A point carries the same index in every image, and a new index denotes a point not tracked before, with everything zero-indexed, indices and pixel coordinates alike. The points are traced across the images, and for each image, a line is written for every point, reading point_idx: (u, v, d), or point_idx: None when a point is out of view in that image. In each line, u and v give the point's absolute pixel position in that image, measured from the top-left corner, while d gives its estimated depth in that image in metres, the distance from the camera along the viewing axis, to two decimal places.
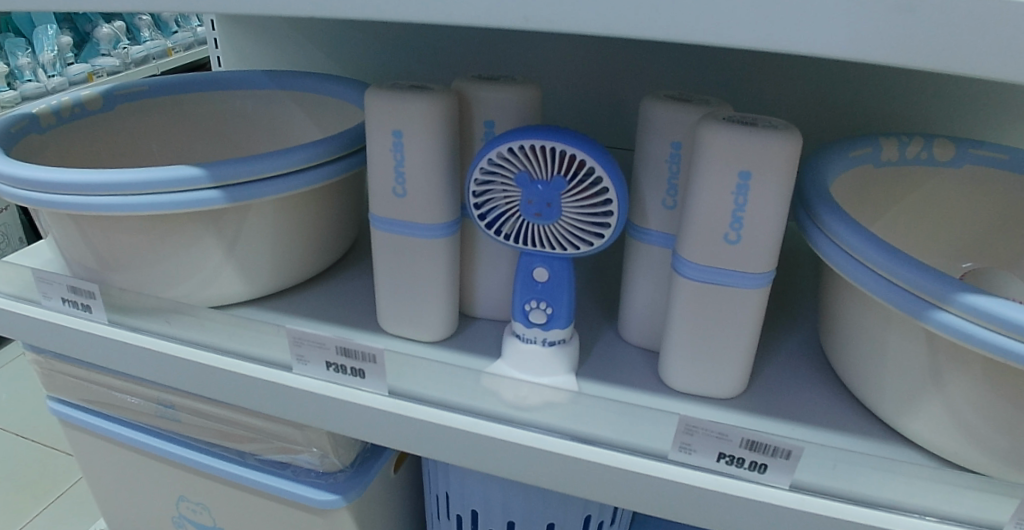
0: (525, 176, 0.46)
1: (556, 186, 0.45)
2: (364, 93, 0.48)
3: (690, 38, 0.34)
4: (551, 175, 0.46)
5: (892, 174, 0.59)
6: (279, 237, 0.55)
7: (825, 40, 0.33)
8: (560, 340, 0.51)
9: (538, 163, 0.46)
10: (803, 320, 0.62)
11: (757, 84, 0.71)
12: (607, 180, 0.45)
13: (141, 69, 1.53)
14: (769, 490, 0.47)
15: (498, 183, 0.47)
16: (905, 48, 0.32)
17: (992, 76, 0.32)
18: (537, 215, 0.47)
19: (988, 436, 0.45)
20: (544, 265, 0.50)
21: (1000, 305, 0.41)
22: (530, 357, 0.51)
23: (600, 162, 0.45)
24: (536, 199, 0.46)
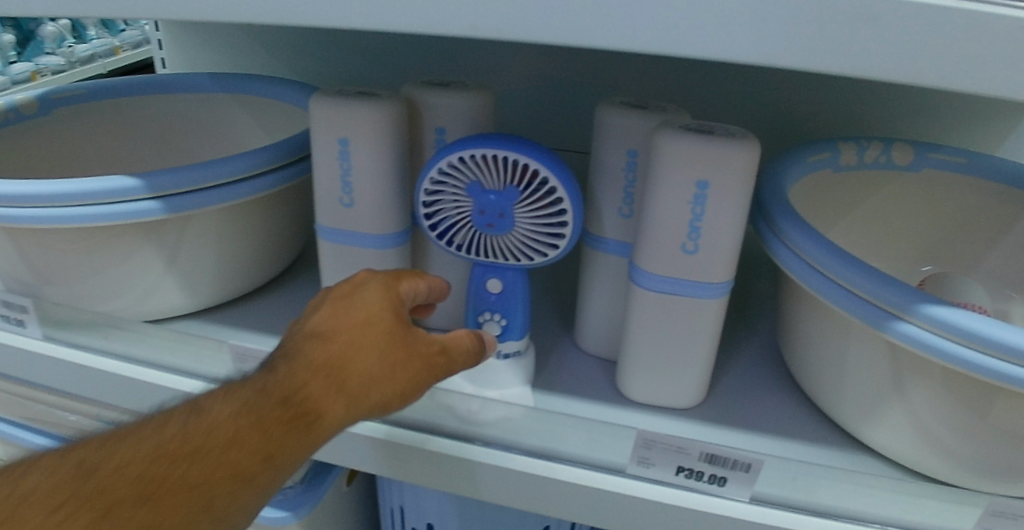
0: (477, 186, 0.45)
1: (509, 196, 0.44)
2: (309, 100, 0.46)
3: (645, 47, 0.33)
4: (505, 184, 0.44)
5: (852, 179, 0.59)
6: (222, 247, 0.53)
7: (783, 50, 0.32)
8: (514, 351, 0.51)
9: (491, 173, 0.44)
10: (762, 327, 0.62)
11: (717, 88, 0.70)
12: (562, 190, 0.44)
13: (87, 68, 1.48)
14: (728, 503, 0.47)
15: (449, 193, 0.46)
16: (864, 58, 0.32)
17: (950, 88, 0.32)
18: (490, 226, 0.46)
19: (945, 444, 0.45)
20: (498, 276, 0.49)
21: (962, 316, 0.41)
22: (484, 369, 0.50)
23: (553, 171, 0.43)
24: (489, 209, 0.45)
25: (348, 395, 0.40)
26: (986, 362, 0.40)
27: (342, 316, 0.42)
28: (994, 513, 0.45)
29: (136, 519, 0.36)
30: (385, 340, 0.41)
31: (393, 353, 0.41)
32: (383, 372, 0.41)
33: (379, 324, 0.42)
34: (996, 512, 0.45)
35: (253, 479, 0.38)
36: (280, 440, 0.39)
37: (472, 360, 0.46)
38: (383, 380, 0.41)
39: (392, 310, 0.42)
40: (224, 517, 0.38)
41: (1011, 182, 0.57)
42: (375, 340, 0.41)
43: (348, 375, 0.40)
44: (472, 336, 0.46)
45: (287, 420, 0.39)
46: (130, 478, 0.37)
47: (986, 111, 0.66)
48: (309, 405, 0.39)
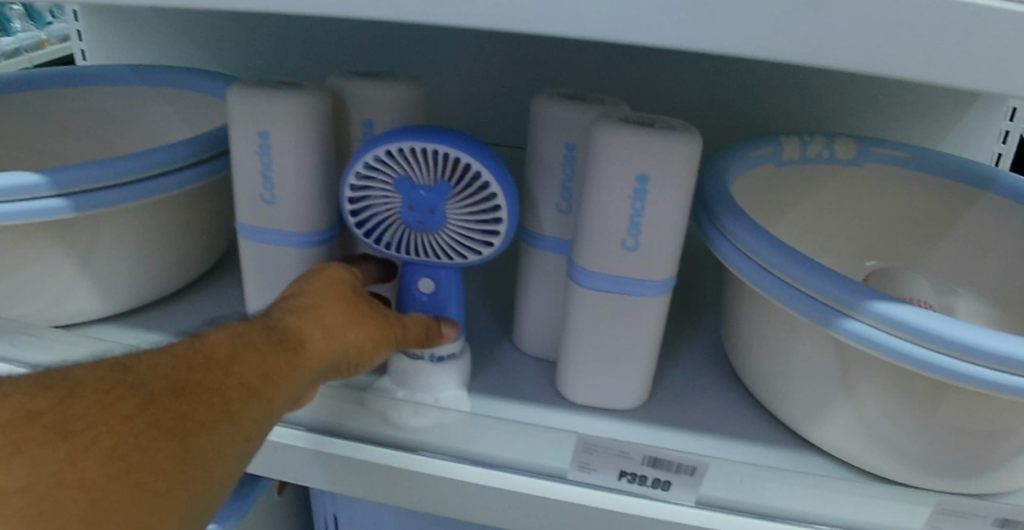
0: (406, 181, 0.42)
1: (439, 192, 0.42)
2: (226, 91, 0.44)
3: (579, 33, 0.31)
4: (435, 180, 0.42)
5: (796, 173, 0.58)
6: (139, 248, 0.50)
7: (722, 37, 0.31)
8: (449, 354, 0.48)
9: (421, 168, 0.42)
10: (706, 325, 0.61)
11: (661, 82, 0.69)
12: (496, 185, 0.42)
13: (11, 62, 1.40)
14: (673, 508, 0.45)
15: (377, 189, 0.43)
16: (804, 45, 0.31)
17: (893, 76, 0.31)
18: (420, 224, 0.43)
19: (890, 441, 0.45)
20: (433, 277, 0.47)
21: (909, 312, 0.40)
22: (417, 373, 0.47)
23: (487, 166, 0.41)
24: (418, 206, 0.43)
25: (329, 328, 0.40)
26: (932, 358, 0.39)
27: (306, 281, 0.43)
28: (943, 512, 0.45)
29: (166, 412, 0.34)
30: (350, 291, 0.43)
31: (360, 301, 0.42)
32: (359, 311, 0.42)
33: (344, 279, 0.43)
34: (945, 511, 0.45)
35: (264, 392, 0.37)
36: (276, 360, 0.38)
37: (433, 339, 0.46)
38: (361, 322, 0.42)
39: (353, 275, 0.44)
40: (237, 432, 0.36)
41: (955, 175, 0.57)
42: (341, 291, 0.42)
43: (326, 311, 0.41)
44: (434, 319, 0.46)
45: (284, 341, 0.39)
46: (152, 380, 0.35)
47: (927, 105, 0.66)
48: (297, 332, 0.39)
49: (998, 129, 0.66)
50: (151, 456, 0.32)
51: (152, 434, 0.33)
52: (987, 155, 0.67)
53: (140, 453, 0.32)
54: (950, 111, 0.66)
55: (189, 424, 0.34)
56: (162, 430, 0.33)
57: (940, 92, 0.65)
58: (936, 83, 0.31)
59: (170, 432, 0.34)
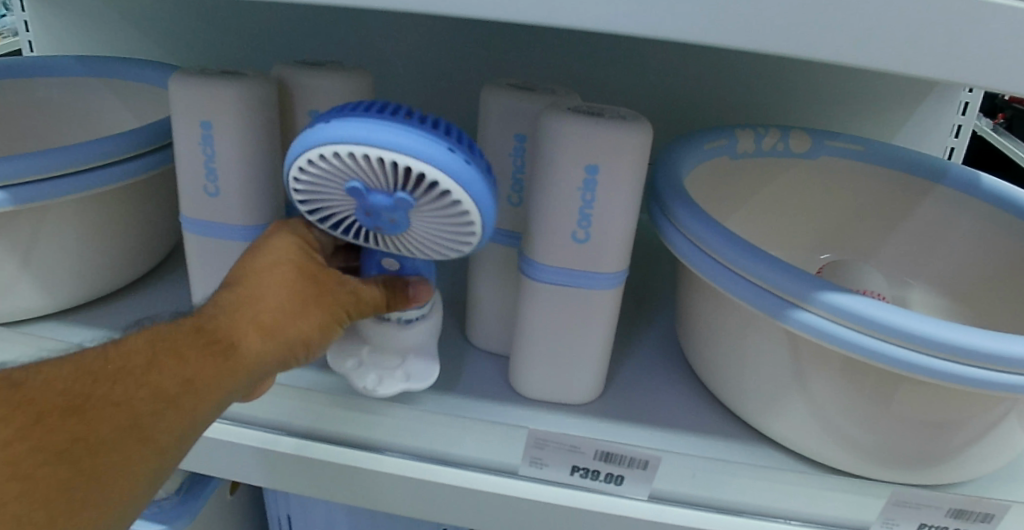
0: (358, 185, 0.34)
1: (400, 206, 0.34)
2: (166, 80, 0.43)
3: (520, 19, 0.31)
4: (394, 188, 0.34)
5: (750, 166, 0.58)
6: (82, 243, 0.49)
7: (661, 22, 0.31)
8: (415, 317, 0.44)
9: (375, 172, 0.34)
10: (661, 317, 0.61)
11: (618, 75, 0.69)
12: (468, 195, 0.34)
13: None
14: (627, 502, 0.45)
15: (326, 189, 0.35)
16: (744, 31, 0.30)
17: (833, 63, 0.31)
18: (380, 229, 0.36)
19: (840, 431, 0.45)
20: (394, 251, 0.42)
21: (860, 303, 0.40)
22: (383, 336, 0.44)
23: (454, 175, 0.33)
24: (375, 216, 0.35)
25: (265, 328, 0.38)
26: (882, 347, 0.39)
27: (252, 262, 0.40)
28: (897, 503, 0.46)
29: (60, 432, 0.33)
30: (298, 276, 0.39)
31: (307, 288, 0.39)
32: (301, 303, 0.39)
33: (294, 260, 0.39)
34: (899, 502, 0.46)
35: (183, 401, 0.36)
36: (202, 366, 0.37)
37: (392, 307, 0.42)
38: (302, 319, 0.39)
39: (307, 250, 0.40)
40: (145, 447, 0.35)
41: (908, 169, 0.57)
42: (291, 280, 0.39)
43: (260, 307, 0.38)
44: (399, 283, 0.42)
45: (215, 345, 0.37)
46: (51, 392, 0.34)
47: (881, 99, 0.66)
48: (231, 333, 0.37)
49: (951, 123, 0.67)
50: (30, 483, 0.32)
51: (41, 457, 0.33)
52: (940, 148, 0.68)
53: (25, 479, 0.32)
54: (902, 105, 0.66)
55: (83, 445, 0.34)
56: (48, 453, 0.33)
57: (894, 86, 0.65)
58: (875, 70, 0.31)
59: (59, 455, 0.33)
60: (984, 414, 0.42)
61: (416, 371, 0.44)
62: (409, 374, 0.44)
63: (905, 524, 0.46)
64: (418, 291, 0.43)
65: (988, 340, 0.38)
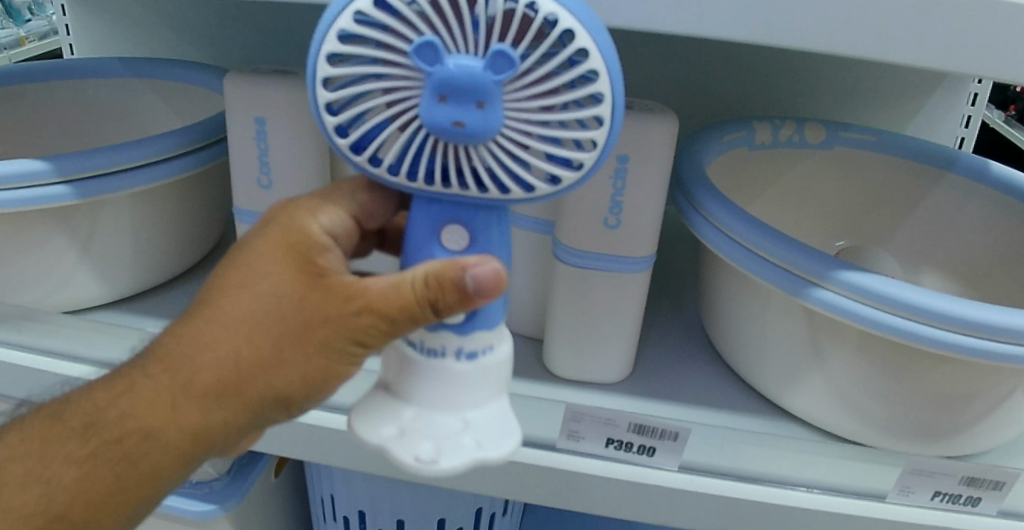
0: (433, 44, 0.27)
1: (494, 63, 0.27)
2: (223, 79, 0.45)
3: None
4: (483, 55, 0.27)
5: (766, 157, 0.61)
6: (139, 234, 0.52)
7: (698, 21, 0.33)
8: (481, 351, 0.32)
9: (462, 26, 0.27)
10: (684, 301, 0.63)
11: (637, 69, 0.72)
12: (593, 45, 0.28)
13: None
14: (658, 472, 0.48)
15: (393, 78, 0.28)
16: (774, 29, 0.33)
17: (854, 58, 0.33)
18: (461, 127, 0.28)
19: (859, 404, 0.48)
20: (459, 213, 0.31)
21: (876, 282, 0.43)
22: (435, 379, 0.32)
23: (573, 12, 0.27)
24: (458, 94, 0.27)
25: (208, 397, 0.34)
26: (898, 322, 0.42)
27: (221, 288, 0.33)
28: (912, 471, 0.48)
29: None
30: (249, 329, 0.32)
31: (264, 340, 0.32)
32: (257, 362, 0.33)
33: (256, 304, 0.32)
34: (913, 470, 0.48)
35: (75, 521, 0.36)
36: (108, 472, 0.36)
37: (443, 314, 0.30)
38: (268, 380, 0.33)
39: (291, 271, 0.32)
40: None
41: (917, 158, 0.60)
42: (252, 327, 0.32)
43: (201, 372, 0.33)
44: (451, 268, 0.30)
45: (151, 415, 0.35)
46: None
47: (893, 92, 0.69)
48: (167, 402, 0.34)
49: (960, 114, 0.70)
50: None
51: None
52: (950, 139, 0.70)
53: None
54: (913, 97, 0.69)
55: None
56: None
57: (906, 78, 0.68)
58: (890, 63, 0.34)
59: None
60: (996, 387, 0.45)
61: (493, 432, 0.32)
62: (477, 435, 0.31)
63: (919, 492, 0.48)
64: (482, 281, 0.30)
65: (1000, 314, 0.40)
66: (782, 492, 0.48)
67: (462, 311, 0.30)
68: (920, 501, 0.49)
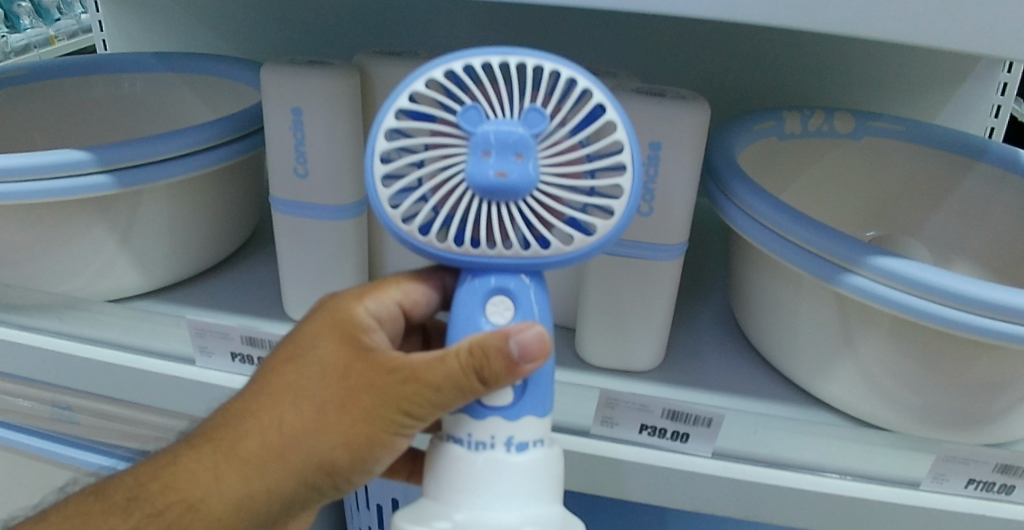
0: (475, 110, 0.33)
1: (529, 121, 0.33)
2: (260, 70, 0.46)
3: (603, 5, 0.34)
4: (518, 117, 0.33)
5: (795, 147, 0.61)
6: (177, 224, 0.53)
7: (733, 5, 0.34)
8: (530, 441, 0.35)
9: (499, 98, 0.33)
10: (714, 290, 0.63)
11: (664, 59, 0.72)
12: (607, 103, 0.34)
13: None
14: (692, 459, 0.48)
15: (445, 143, 0.34)
16: (808, 12, 0.33)
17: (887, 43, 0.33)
18: (503, 175, 0.32)
19: (892, 392, 0.47)
20: (505, 285, 0.35)
21: (912, 267, 0.42)
22: (490, 472, 0.34)
23: (589, 78, 0.34)
24: (500, 149, 0.32)
25: (254, 464, 0.38)
26: (929, 308, 0.42)
27: (276, 368, 0.39)
28: (946, 458, 0.47)
29: None
30: (300, 402, 0.37)
31: (312, 412, 0.37)
32: (303, 430, 0.37)
33: (307, 376, 0.37)
34: (948, 457, 0.47)
35: None
36: None
37: (490, 383, 0.33)
38: (313, 447, 0.37)
39: (340, 348, 0.37)
40: None
41: (949, 147, 0.60)
42: (304, 402, 0.37)
43: (251, 439, 0.38)
44: (496, 336, 0.33)
45: (200, 484, 0.39)
46: None
47: (920, 81, 0.69)
48: (217, 470, 0.39)
49: (990, 104, 0.69)
50: None
51: None
52: (979, 129, 0.70)
53: None
54: (942, 85, 0.68)
55: None
56: None
57: (936, 66, 0.68)
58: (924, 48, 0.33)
59: None
60: None
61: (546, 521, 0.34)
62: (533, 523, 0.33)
63: (953, 479, 0.47)
64: (526, 346, 0.33)
65: None
66: (815, 479, 0.48)
67: (507, 379, 0.33)
68: (955, 489, 0.48)
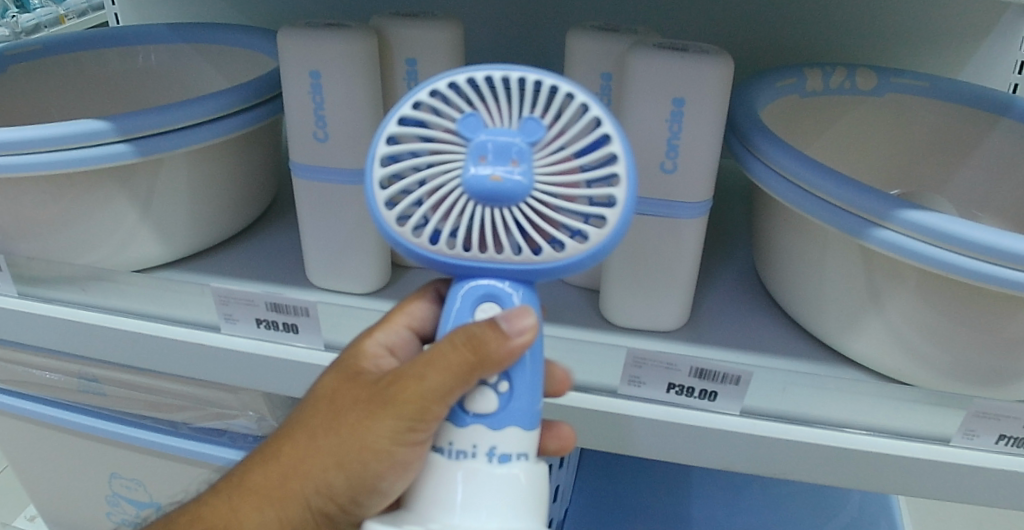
0: (475, 117, 0.33)
1: (526, 130, 0.33)
2: (276, 34, 0.46)
3: None
4: (516, 127, 0.33)
5: (817, 105, 0.60)
6: (196, 194, 0.53)
7: None
8: (513, 453, 0.33)
9: (498, 108, 0.34)
10: (738, 251, 0.63)
11: (679, 21, 0.71)
12: (607, 119, 0.34)
13: None
14: (719, 416, 0.48)
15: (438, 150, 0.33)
16: None
17: None
18: (497, 179, 0.32)
19: (922, 349, 0.46)
20: (493, 290, 0.35)
21: (943, 220, 0.41)
22: (468, 482, 0.33)
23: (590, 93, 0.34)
24: (495, 155, 0.32)
25: (268, 495, 0.38)
26: (964, 262, 0.40)
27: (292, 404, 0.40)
28: (977, 414, 0.45)
29: None
30: (304, 426, 0.38)
31: (314, 435, 0.37)
32: (307, 453, 0.37)
33: (311, 402, 0.38)
34: (979, 413, 0.45)
35: None
36: None
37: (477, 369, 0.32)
38: (316, 472, 0.37)
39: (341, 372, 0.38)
40: None
41: (974, 104, 0.59)
42: (309, 426, 0.38)
43: (266, 470, 0.39)
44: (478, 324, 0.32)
45: (223, 520, 0.39)
46: None
47: (944, 36, 0.68)
48: (237, 508, 0.39)
49: (1015, 57, 0.68)
50: None
51: None
52: (1003, 85, 0.69)
53: None
54: (964, 39, 0.67)
55: None
56: None
57: (958, 19, 0.67)
58: None
59: None
60: None
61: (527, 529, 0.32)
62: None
63: (984, 435, 0.46)
64: (514, 324, 0.33)
65: None
66: (843, 437, 0.47)
67: (497, 365, 0.32)
68: (986, 445, 0.46)
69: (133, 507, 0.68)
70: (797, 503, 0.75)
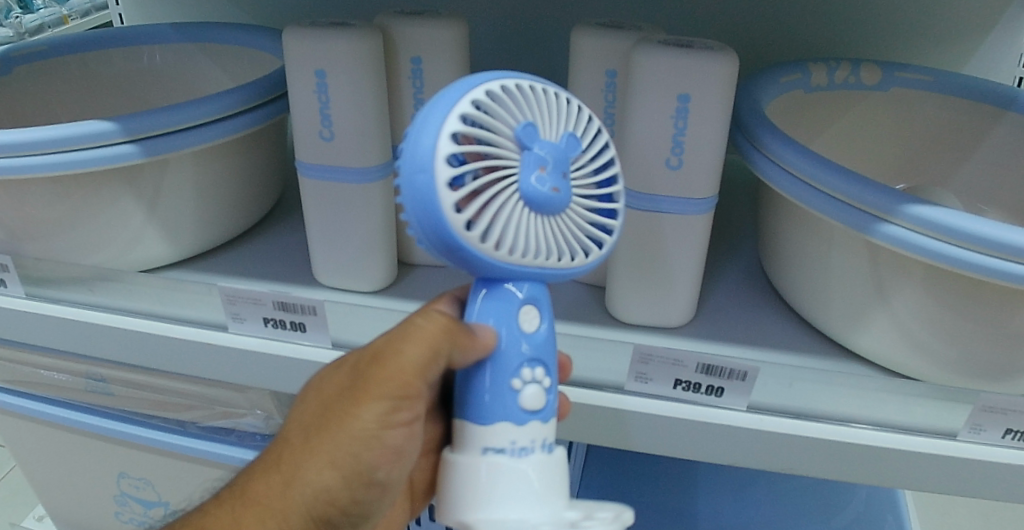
0: (531, 126, 0.33)
1: (571, 145, 0.34)
2: (281, 33, 0.46)
3: None
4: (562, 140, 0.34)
5: (823, 100, 0.60)
6: (201, 194, 0.53)
7: None
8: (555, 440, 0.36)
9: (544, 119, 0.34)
10: (744, 246, 0.63)
11: (683, 17, 0.71)
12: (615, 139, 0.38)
13: None
14: (726, 412, 0.48)
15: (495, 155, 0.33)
16: None
17: None
18: (556, 191, 0.33)
19: (929, 344, 0.46)
20: (535, 295, 0.36)
21: (949, 215, 0.41)
22: (538, 473, 0.34)
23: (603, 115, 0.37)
24: (555, 167, 0.33)
25: (263, 504, 0.39)
26: (970, 257, 0.40)
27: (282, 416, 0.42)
28: (984, 409, 0.45)
29: None
30: (296, 429, 0.39)
31: (305, 435, 0.39)
32: (298, 453, 0.39)
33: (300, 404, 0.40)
34: (985, 408, 0.45)
35: None
36: None
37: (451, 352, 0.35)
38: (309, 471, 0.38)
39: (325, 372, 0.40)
40: None
41: (980, 98, 0.59)
42: (300, 428, 0.39)
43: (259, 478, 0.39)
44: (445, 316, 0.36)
45: None
46: None
47: (949, 29, 0.68)
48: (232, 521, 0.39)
49: (1019, 50, 0.68)
50: None
51: None
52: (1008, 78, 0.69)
53: None
54: (968, 32, 0.67)
55: None
56: None
57: (962, 13, 0.67)
58: None
59: None
60: None
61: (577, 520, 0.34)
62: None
63: (991, 429, 0.46)
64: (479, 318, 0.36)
65: None
66: (850, 432, 0.47)
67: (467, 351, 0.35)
68: (993, 439, 0.46)
69: (141, 507, 0.68)
70: (803, 497, 0.75)
